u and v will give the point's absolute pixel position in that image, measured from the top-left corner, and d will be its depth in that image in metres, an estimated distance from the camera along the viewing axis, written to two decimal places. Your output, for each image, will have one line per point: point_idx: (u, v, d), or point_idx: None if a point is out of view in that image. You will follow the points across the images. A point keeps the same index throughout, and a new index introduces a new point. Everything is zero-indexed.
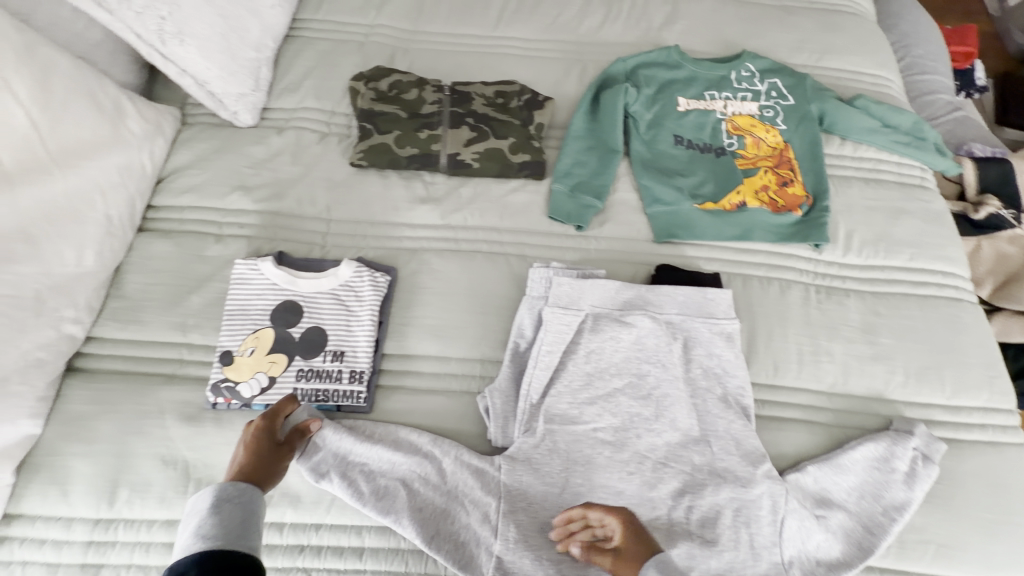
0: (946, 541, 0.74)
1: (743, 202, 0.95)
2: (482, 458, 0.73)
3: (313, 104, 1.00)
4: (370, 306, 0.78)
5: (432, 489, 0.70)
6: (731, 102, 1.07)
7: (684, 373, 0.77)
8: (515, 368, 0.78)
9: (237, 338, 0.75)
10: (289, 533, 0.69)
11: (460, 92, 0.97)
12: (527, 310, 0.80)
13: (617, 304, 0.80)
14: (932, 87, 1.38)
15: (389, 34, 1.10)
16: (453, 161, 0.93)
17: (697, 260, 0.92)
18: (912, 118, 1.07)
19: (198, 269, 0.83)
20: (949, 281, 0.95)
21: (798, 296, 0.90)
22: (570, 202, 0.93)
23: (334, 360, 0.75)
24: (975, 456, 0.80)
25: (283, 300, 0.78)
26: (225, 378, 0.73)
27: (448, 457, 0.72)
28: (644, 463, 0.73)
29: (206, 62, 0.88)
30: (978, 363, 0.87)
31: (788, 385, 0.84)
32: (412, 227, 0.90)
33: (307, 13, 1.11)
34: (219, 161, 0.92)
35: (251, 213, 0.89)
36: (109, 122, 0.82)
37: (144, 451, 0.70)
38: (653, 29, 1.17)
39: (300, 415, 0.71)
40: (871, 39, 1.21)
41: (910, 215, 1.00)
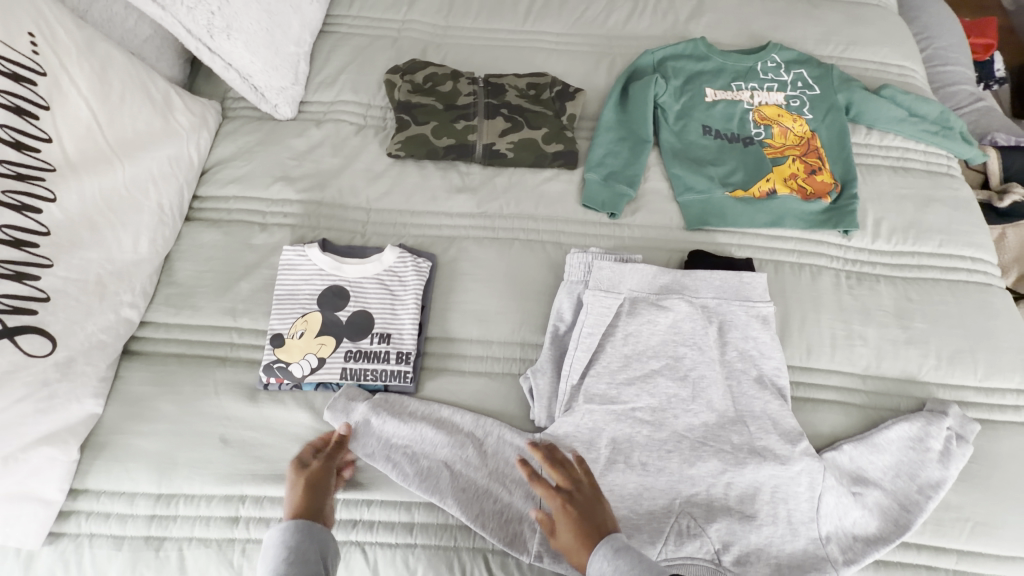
0: (984, 519, 0.75)
1: (773, 189, 0.97)
2: (523, 438, 0.75)
3: (350, 98, 1.03)
4: (414, 291, 0.80)
5: (475, 469, 0.72)
6: (757, 92, 1.08)
7: (720, 355, 0.79)
8: (555, 350, 0.80)
9: (287, 321, 0.78)
10: (342, 509, 0.70)
11: (494, 84, 0.99)
12: (567, 294, 0.81)
13: (653, 288, 0.82)
14: (953, 78, 1.39)
15: (421, 30, 1.13)
16: (489, 151, 0.95)
17: (729, 247, 0.94)
18: (938, 107, 1.08)
19: (246, 257, 0.86)
20: (979, 266, 0.96)
21: (829, 281, 0.92)
22: (604, 190, 0.95)
23: (381, 341, 0.77)
24: (1010, 437, 0.80)
25: (330, 285, 0.80)
26: (277, 359, 0.75)
27: (490, 438, 0.74)
28: (684, 441, 0.75)
29: (252, 57, 0.90)
30: (1010, 347, 0.88)
31: (822, 367, 0.85)
32: (450, 216, 0.93)
33: (342, 9, 1.14)
34: (262, 153, 0.95)
35: (295, 203, 0.92)
36: (160, 114, 0.85)
37: (201, 430, 0.73)
38: (680, 22, 1.19)
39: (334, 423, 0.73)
40: (895, 30, 1.22)
41: (938, 203, 1.01)
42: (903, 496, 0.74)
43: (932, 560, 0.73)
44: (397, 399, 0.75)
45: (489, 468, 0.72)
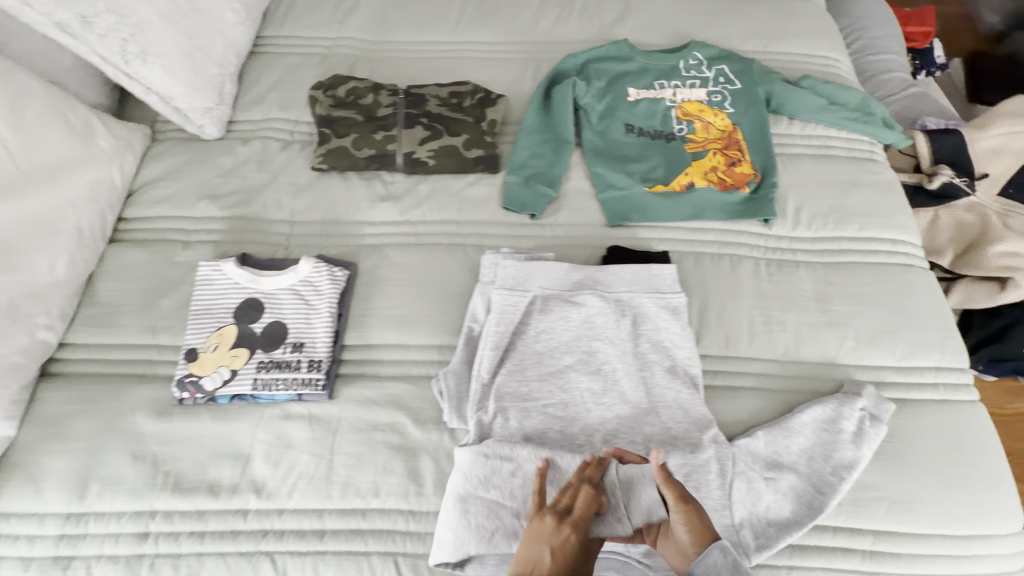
0: (901, 497, 0.76)
1: (692, 183, 0.99)
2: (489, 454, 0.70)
3: (277, 114, 1.04)
4: (328, 299, 0.82)
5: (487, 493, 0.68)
6: (680, 90, 1.10)
7: (632, 348, 0.80)
8: (468, 351, 0.80)
9: (202, 335, 0.79)
10: (253, 519, 0.71)
11: (416, 95, 1.01)
12: (479, 295, 0.83)
13: (566, 285, 0.83)
14: (888, 66, 1.41)
15: (352, 45, 1.14)
16: (410, 159, 0.96)
17: (650, 241, 0.94)
18: (859, 94, 1.10)
19: (167, 274, 0.87)
20: (899, 248, 0.97)
21: (750, 270, 0.92)
22: (525, 191, 0.96)
23: (293, 350, 0.78)
24: (926, 415, 0.82)
25: (245, 298, 0.82)
26: (190, 373, 0.76)
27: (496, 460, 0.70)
28: (595, 435, 0.75)
29: (171, 80, 0.92)
30: (930, 325, 0.89)
31: (742, 355, 0.86)
32: (374, 225, 0.94)
33: (272, 29, 1.15)
34: (188, 172, 0.96)
35: (218, 219, 0.92)
36: (80, 139, 0.86)
37: (115, 447, 0.73)
38: (607, 24, 1.19)
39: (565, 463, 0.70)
40: (823, 21, 1.23)
41: (862, 186, 1.01)
42: (818, 479, 0.75)
43: (848, 541, 0.74)
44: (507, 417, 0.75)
45: (479, 478, 0.69)
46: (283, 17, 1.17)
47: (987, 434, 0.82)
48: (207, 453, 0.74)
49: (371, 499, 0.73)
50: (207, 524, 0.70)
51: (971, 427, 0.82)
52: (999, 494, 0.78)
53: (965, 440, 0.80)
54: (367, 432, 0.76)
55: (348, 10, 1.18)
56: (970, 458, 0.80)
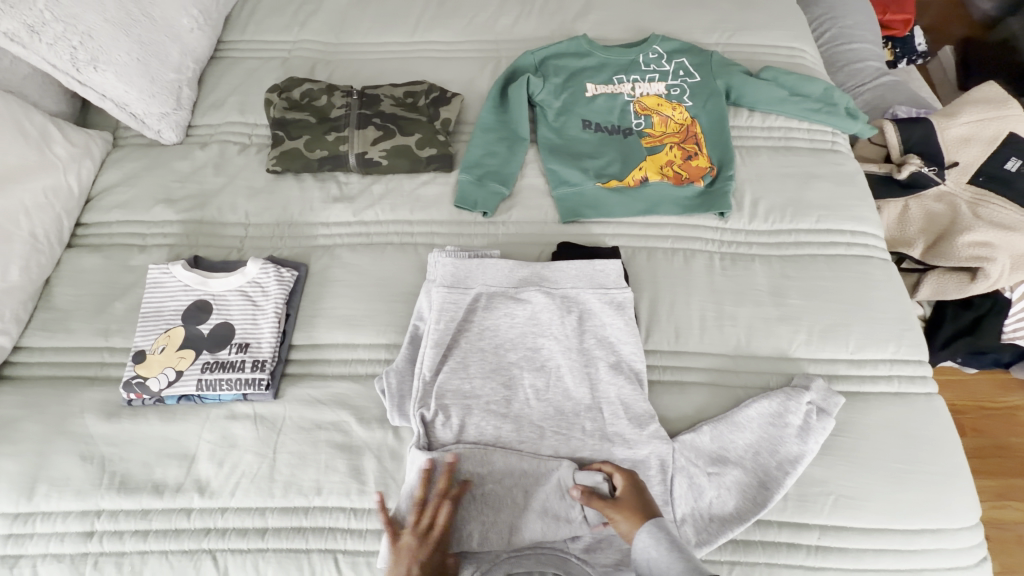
0: (849, 492, 0.75)
1: (646, 177, 0.98)
2: (470, 459, 0.71)
3: (236, 118, 1.05)
4: (275, 300, 0.82)
5: (462, 495, 0.69)
6: (639, 84, 1.09)
7: (578, 344, 0.79)
8: (413, 349, 0.81)
9: (150, 337, 0.80)
10: (197, 517, 0.72)
11: (370, 95, 1.01)
12: (425, 293, 0.83)
13: (512, 282, 0.83)
14: (860, 55, 1.39)
15: (312, 49, 1.15)
16: (363, 160, 0.97)
17: (602, 237, 0.94)
18: (822, 84, 1.08)
19: (122, 278, 0.88)
20: (858, 239, 0.95)
21: (703, 264, 0.92)
22: (477, 189, 0.96)
23: (238, 351, 0.79)
24: (879, 408, 0.80)
25: (194, 300, 0.83)
26: (137, 375, 0.78)
27: (473, 466, 0.71)
28: (537, 431, 0.75)
29: (126, 86, 0.93)
30: (886, 317, 0.87)
31: (693, 350, 0.85)
32: (327, 226, 0.94)
33: (234, 34, 1.17)
34: (146, 177, 0.98)
35: (174, 223, 0.94)
36: (35, 147, 0.88)
37: (63, 448, 0.75)
38: (567, 21, 1.19)
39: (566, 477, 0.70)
40: (787, 11, 1.22)
41: (820, 178, 1.00)
42: (763, 473, 0.74)
43: (794, 537, 0.73)
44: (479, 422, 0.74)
45: (456, 482, 0.70)
46: (245, 22, 1.18)
47: (943, 427, 0.81)
48: (153, 453, 0.75)
49: (313, 498, 0.73)
50: (151, 523, 0.71)
51: (926, 421, 0.80)
52: (955, 488, 0.77)
53: (919, 434, 0.79)
54: (311, 430, 0.76)
55: (309, 13, 1.19)
56: (923, 451, 0.78)
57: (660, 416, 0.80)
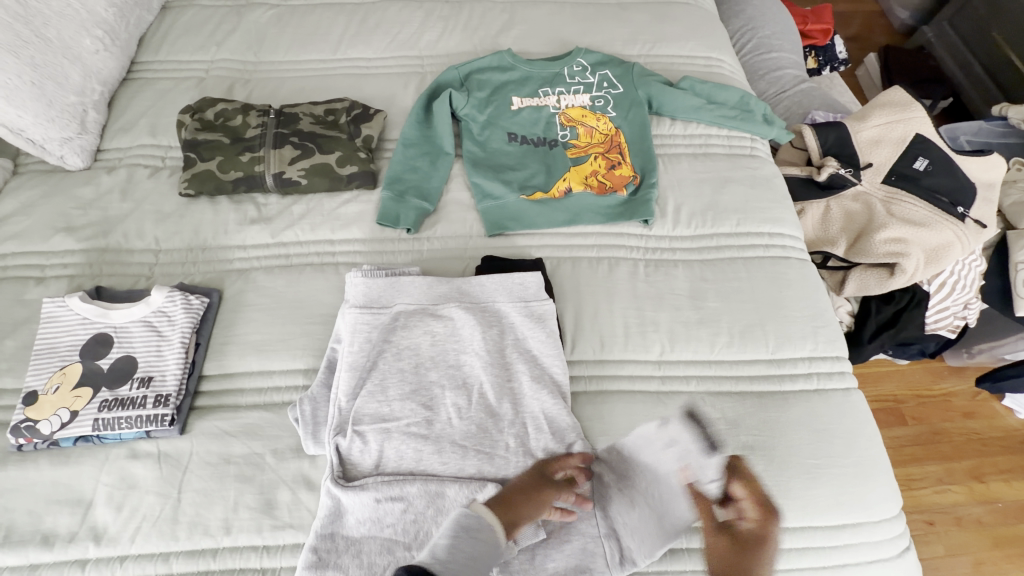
0: (769, 491, 0.75)
1: (569, 188, 0.99)
2: (391, 489, 0.68)
3: (147, 141, 1.01)
4: (181, 329, 0.78)
5: (380, 528, 0.67)
6: (563, 96, 1.10)
7: (500, 358, 0.79)
8: (330, 373, 0.78)
9: (43, 376, 0.75)
10: (92, 568, 0.67)
11: (287, 114, 0.99)
12: (340, 315, 0.80)
13: (431, 298, 0.82)
14: (780, 64, 1.44)
15: (230, 67, 1.12)
16: (280, 180, 0.94)
17: (527, 249, 0.94)
18: (738, 93, 1.12)
19: (15, 313, 0.83)
20: (776, 240, 0.98)
21: (627, 271, 0.92)
22: (398, 206, 0.94)
23: (140, 386, 0.74)
24: (798, 405, 0.82)
25: (93, 334, 0.78)
26: (26, 418, 0.72)
27: (393, 493, 0.68)
28: (458, 452, 0.72)
29: (18, 111, 0.88)
30: (802, 316, 0.90)
31: (617, 358, 0.85)
32: (244, 248, 0.91)
33: (148, 55, 1.13)
34: (45, 205, 0.92)
35: (75, 252, 0.89)
36: None
37: None
38: (490, 36, 1.19)
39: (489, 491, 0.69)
40: (704, 24, 1.26)
41: (735, 182, 1.03)
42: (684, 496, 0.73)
43: (719, 541, 0.73)
44: (399, 445, 0.72)
45: (375, 512, 0.67)
46: (160, 42, 1.14)
47: (859, 420, 0.83)
48: (42, 501, 0.70)
49: (221, 538, 0.69)
50: None
51: (841, 415, 0.82)
52: (873, 480, 0.79)
53: (834, 428, 0.81)
54: (218, 465, 0.72)
55: (226, 32, 1.16)
56: (839, 445, 0.80)
57: (585, 425, 0.79)
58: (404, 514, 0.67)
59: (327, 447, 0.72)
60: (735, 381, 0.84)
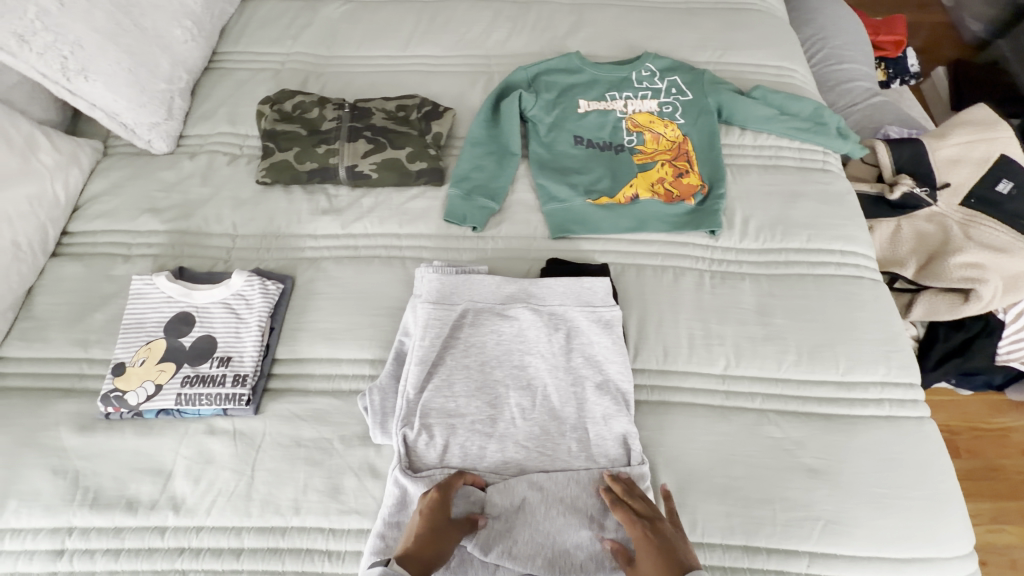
0: (835, 517, 0.73)
1: (636, 195, 0.98)
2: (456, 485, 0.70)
3: (226, 129, 1.05)
4: (259, 313, 0.81)
5: None
6: (631, 101, 1.09)
7: (564, 362, 0.79)
8: (398, 365, 0.80)
9: (131, 349, 0.79)
10: (171, 536, 0.70)
11: (361, 108, 1.01)
12: (411, 309, 0.82)
13: (498, 298, 0.82)
14: (851, 75, 1.39)
15: (304, 61, 1.15)
16: (353, 173, 0.96)
17: (591, 253, 0.94)
18: (812, 104, 1.09)
19: (103, 288, 0.87)
20: (848, 259, 0.95)
21: (692, 282, 0.91)
22: (465, 204, 0.96)
23: (220, 365, 0.78)
24: (867, 432, 0.80)
25: (177, 312, 0.82)
26: (115, 388, 0.76)
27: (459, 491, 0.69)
28: (521, 453, 0.73)
29: (114, 95, 0.93)
30: (875, 339, 0.87)
31: (680, 370, 0.84)
32: (315, 238, 0.94)
33: (227, 46, 1.17)
34: (132, 187, 0.97)
35: (159, 233, 0.93)
36: (20, 154, 0.87)
37: (34, 462, 0.73)
38: (558, 38, 1.19)
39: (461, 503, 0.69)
40: (777, 32, 1.23)
41: (806, 197, 1.00)
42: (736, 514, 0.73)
43: (782, 564, 0.71)
44: (464, 441, 0.73)
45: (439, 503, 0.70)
46: (239, 33, 1.18)
47: (933, 451, 0.79)
48: (126, 468, 0.73)
49: (291, 517, 0.71)
50: (123, 541, 0.70)
51: (914, 445, 0.79)
52: (946, 516, 0.75)
53: (906, 458, 0.78)
54: (289, 447, 0.75)
55: (302, 26, 1.19)
56: (910, 476, 0.77)
57: (646, 435, 0.79)
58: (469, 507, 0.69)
59: (394, 437, 0.74)
60: (801, 401, 0.82)
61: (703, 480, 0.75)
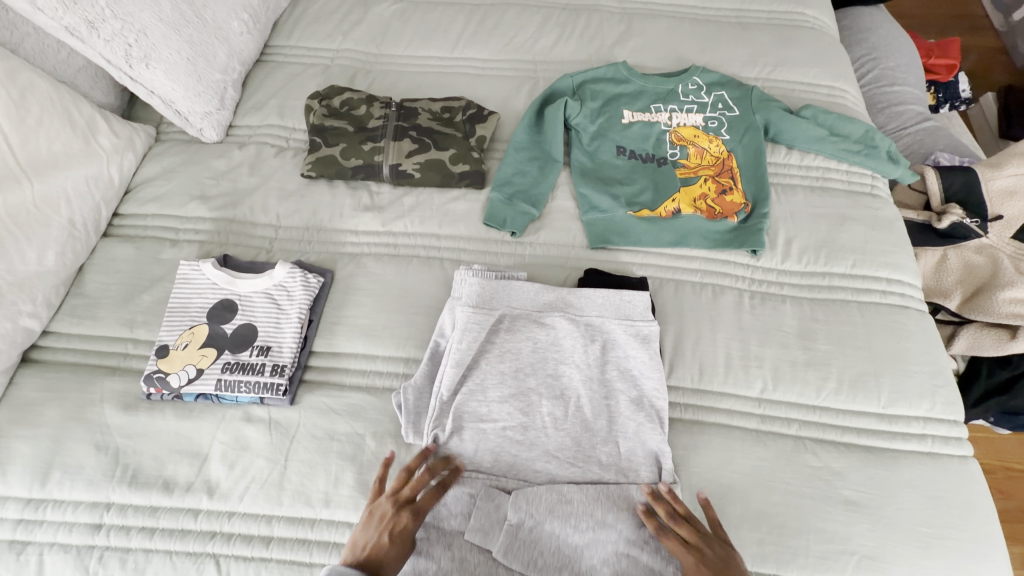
0: (872, 552, 0.71)
1: (678, 209, 0.97)
2: (485, 491, 0.70)
3: (275, 121, 1.07)
4: (299, 305, 0.83)
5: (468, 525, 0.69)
6: (676, 114, 1.08)
7: (598, 374, 0.78)
8: (433, 366, 0.80)
9: (175, 332, 0.81)
10: (204, 519, 0.71)
11: (408, 108, 1.02)
12: (448, 311, 0.82)
13: (536, 305, 0.82)
14: (902, 98, 1.36)
15: (353, 58, 1.17)
16: (396, 171, 0.97)
17: (630, 265, 0.93)
18: (863, 126, 1.06)
19: (151, 270, 0.89)
20: (894, 288, 0.93)
21: (731, 301, 0.90)
22: (506, 208, 0.96)
23: (260, 354, 0.79)
24: (909, 467, 0.77)
25: (220, 298, 0.83)
26: (158, 369, 0.78)
27: (488, 498, 0.70)
28: (552, 463, 0.73)
29: (173, 84, 0.96)
30: (921, 371, 0.84)
31: (715, 390, 0.83)
32: (356, 233, 0.95)
33: (280, 39, 1.19)
34: (184, 173, 0.99)
35: (206, 220, 0.95)
36: (81, 136, 0.89)
37: (79, 436, 0.75)
38: (605, 47, 1.19)
39: (486, 506, 0.69)
40: (829, 51, 1.20)
41: (854, 221, 0.98)
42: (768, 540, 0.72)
43: None
44: (495, 447, 0.73)
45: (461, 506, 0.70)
46: (292, 27, 1.20)
47: (977, 492, 0.77)
48: (165, 449, 0.75)
49: (321, 509, 0.72)
50: (158, 521, 0.71)
51: (957, 484, 0.77)
52: (990, 562, 0.72)
53: (948, 497, 0.76)
54: (323, 440, 0.76)
55: (353, 23, 1.21)
56: (952, 516, 0.74)
57: (681, 453, 0.78)
58: (496, 514, 0.69)
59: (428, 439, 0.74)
60: (840, 431, 0.80)
61: (736, 503, 0.74)
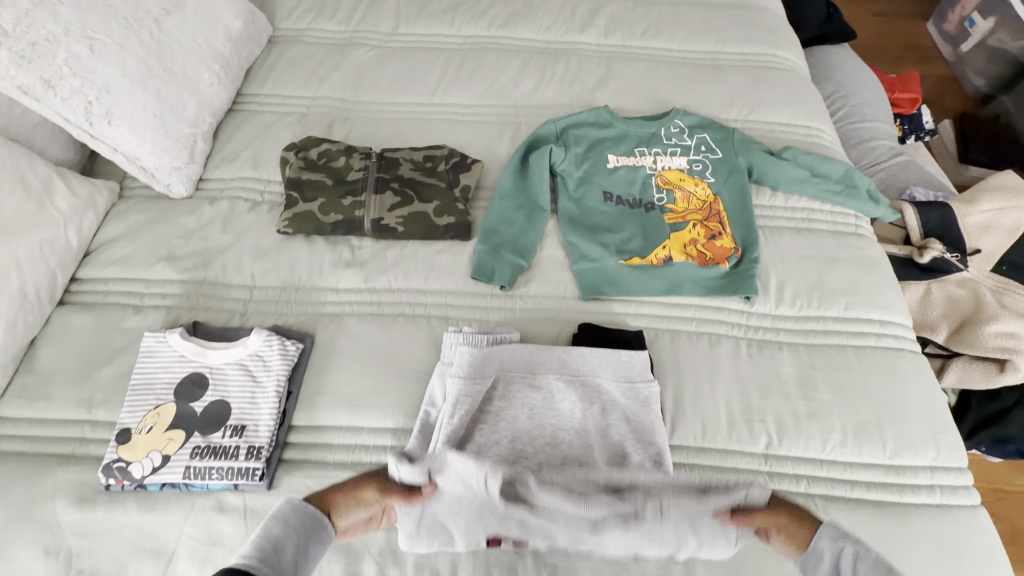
0: None
1: (669, 256, 0.95)
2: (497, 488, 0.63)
3: (249, 173, 1.02)
4: (277, 377, 0.77)
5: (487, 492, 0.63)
6: (660, 157, 1.07)
7: (600, 439, 0.74)
8: (424, 440, 0.74)
9: (138, 414, 0.74)
10: None
11: (388, 158, 0.99)
12: (439, 378, 0.78)
13: (529, 368, 0.78)
14: (872, 134, 1.40)
15: (330, 105, 1.14)
16: (378, 225, 0.93)
17: (624, 316, 0.91)
18: (843, 166, 1.07)
19: (112, 341, 0.82)
20: (887, 329, 0.92)
21: (729, 350, 0.87)
22: (494, 260, 0.92)
23: (233, 435, 0.73)
24: (920, 521, 0.75)
25: (189, 373, 0.77)
26: (118, 458, 0.71)
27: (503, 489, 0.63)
28: (572, 527, 0.62)
29: (138, 140, 0.90)
30: (922, 417, 0.83)
31: (720, 448, 0.80)
32: (337, 292, 0.90)
33: (253, 87, 1.15)
34: (150, 232, 0.93)
35: (174, 283, 0.89)
36: (34, 198, 0.83)
37: (28, 539, 0.68)
38: (586, 90, 1.19)
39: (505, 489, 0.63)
40: (803, 92, 1.23)
41: (843, 262, 0.98)
42: None
43: None
44: (497, 514, 0.63)
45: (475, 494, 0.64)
46: (265, 74, 1.17)
47: (990, 544, 0.75)
48: (127, 546, 0.69)
49: None
50: None
51: (969, 537, 0.75)
52: None
53: (962, 552, 0.74)
54: None
55: (329, 69, 1.18)
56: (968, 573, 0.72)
57: None
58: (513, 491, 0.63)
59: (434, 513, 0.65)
60: (849, 486, 0.78)
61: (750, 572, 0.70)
